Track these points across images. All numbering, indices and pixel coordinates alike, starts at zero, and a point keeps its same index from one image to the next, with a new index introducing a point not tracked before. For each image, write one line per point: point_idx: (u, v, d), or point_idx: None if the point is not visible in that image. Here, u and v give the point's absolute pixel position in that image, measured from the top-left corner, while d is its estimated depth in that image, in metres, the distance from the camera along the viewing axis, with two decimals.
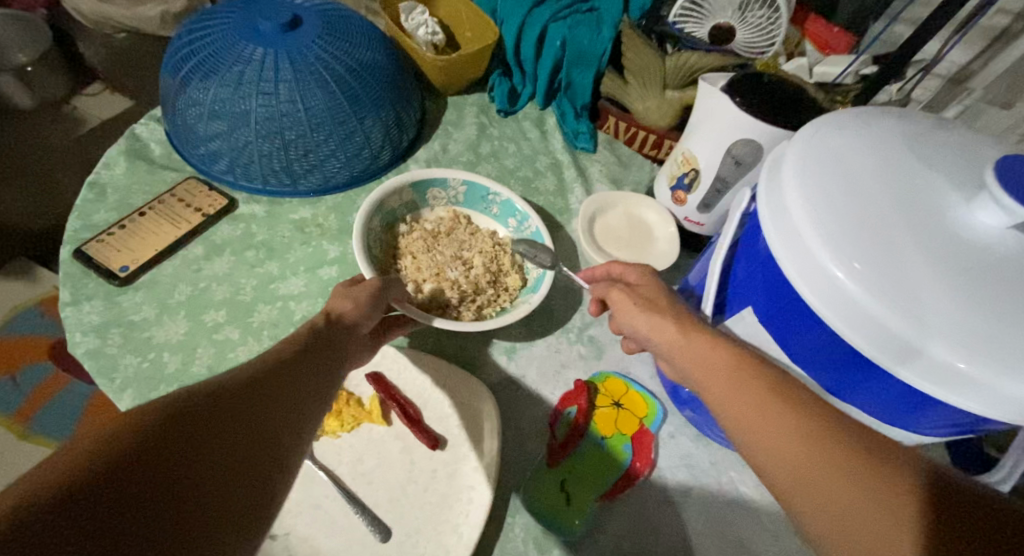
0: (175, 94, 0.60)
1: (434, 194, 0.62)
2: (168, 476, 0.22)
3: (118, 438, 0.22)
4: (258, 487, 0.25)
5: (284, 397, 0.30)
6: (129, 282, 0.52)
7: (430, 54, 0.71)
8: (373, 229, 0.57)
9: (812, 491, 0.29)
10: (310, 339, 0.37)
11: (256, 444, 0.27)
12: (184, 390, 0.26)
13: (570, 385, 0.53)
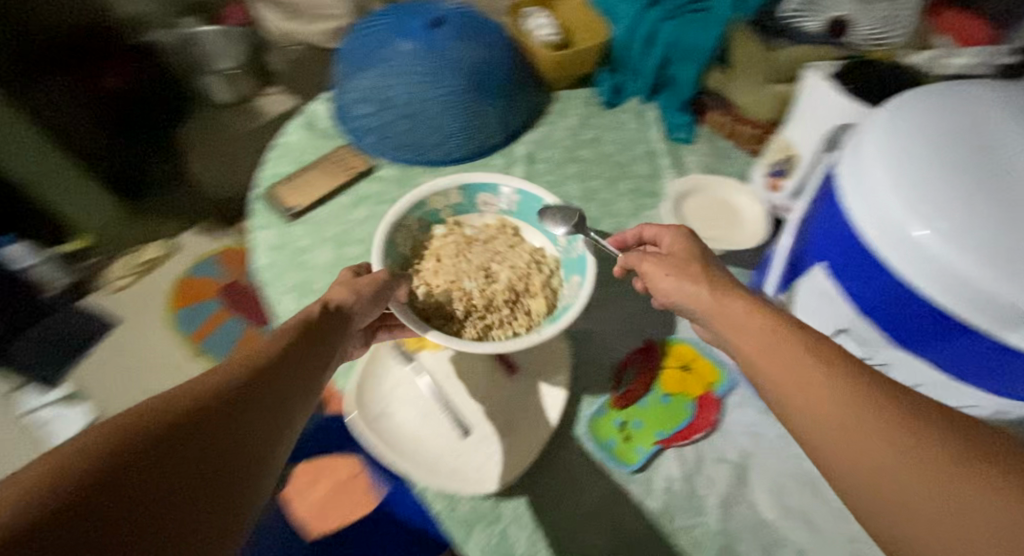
0: (343, 81, 0.76)
1: (483, 200, 0.60)
2: (186, 449, 0.24)
3: (130, 425, 0.23)
4: (243, 490, 0.25)
5: (267, 402, 0.30)
6: (297, 219, 0.67)
7: (547, 51, 0.79)
8: (404, 225, 0.56)
9: (861, 457, 0.25)
10: (292, 339, 0.37)
11: (256, 418, 0.28)
12: (157, 405, 0.25)
13: (640, 344, 0.57)
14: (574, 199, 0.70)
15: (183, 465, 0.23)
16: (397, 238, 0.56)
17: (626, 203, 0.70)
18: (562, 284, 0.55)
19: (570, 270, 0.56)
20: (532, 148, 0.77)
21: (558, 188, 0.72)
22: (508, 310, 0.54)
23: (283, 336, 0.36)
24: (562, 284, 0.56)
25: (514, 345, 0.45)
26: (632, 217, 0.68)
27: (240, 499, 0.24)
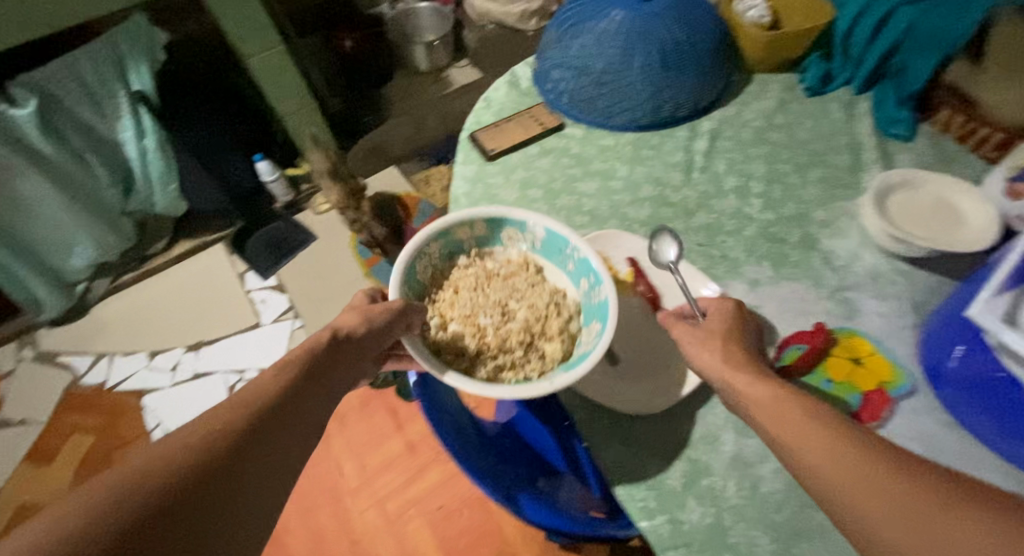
0: (547, 46, 0.82)
1: (510, 235, 0.61)
2: (207, 491, 0.32)
3: (159, 476, 0.31)
4: (247, 526, 0.33)
5: (267, 447, 0.37)
6: (492, 159, 0.76)
7: (757, 31, 0.77)
8: (428, 254, 0.58)
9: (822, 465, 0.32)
10: (298, 376, 0.43)
11: (264, 457, 0.37)
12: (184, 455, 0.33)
13: (807, 327, 0.54)
14: (757, 179, 0.68)
15: (207, 506, 0.31)
16: (420, 266, 0.58)
17: (815, 192, 0.66)
18: (579, 329, 0.57)
19: (589, 316, 0.56)
20: (719, 126, 0.76)
21: (742, 166, 0.70)
22: (520, 353, 0.56)
23: (291, 368, 0.44)
24: (580, 329, 0.57)
25: (517, 393, 0.46)
26: (819, 206, 0.64)
27: (249, 529, 0.33)
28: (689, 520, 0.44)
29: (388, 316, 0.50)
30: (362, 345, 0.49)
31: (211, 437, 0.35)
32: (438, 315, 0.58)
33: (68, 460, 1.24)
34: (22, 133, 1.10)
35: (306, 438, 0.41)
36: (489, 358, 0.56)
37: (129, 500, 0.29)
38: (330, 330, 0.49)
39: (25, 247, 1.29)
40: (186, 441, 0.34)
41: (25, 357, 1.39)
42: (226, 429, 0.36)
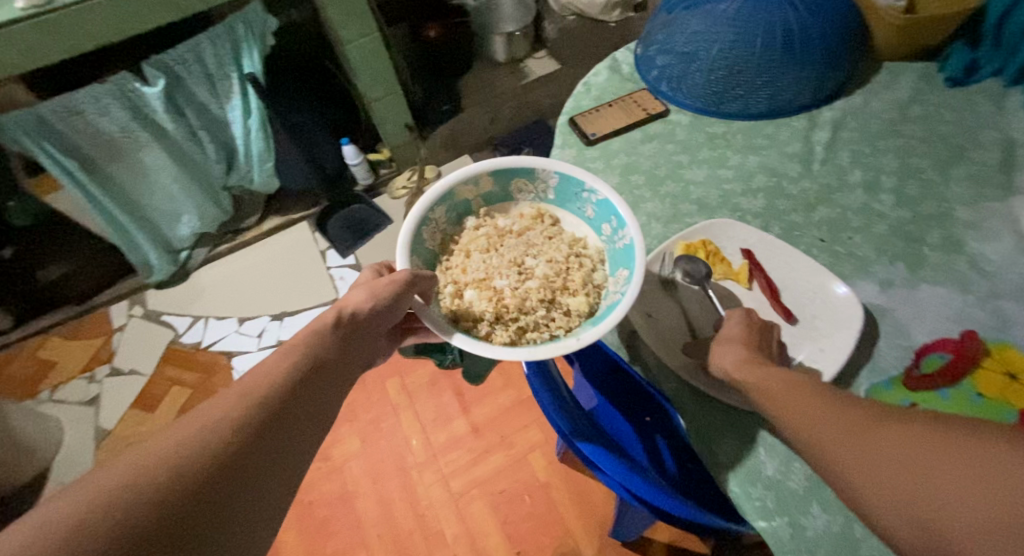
0: (655, 30, 0.79)
1: (520, 188, 0.60)
2: (222, 476, 0.32)
3: (154, 468, 0.30)
4: (260, 508, 0.33)
5: (273, 428, 0.37)
6: (592, 144, 0.74)
7: (895, 14, 0.70)
8: (435, 220, 0.57)
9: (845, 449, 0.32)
10: (306, 356, 0.43)
11: (279, 436, 0.36)
12: (179, 444, 0.32)
13: (953, 334, 0.49)
14: (887, 174, 0.63)
15: (209, 498, 0.31)
16: (428, 233, 0.57)
17: (958, 189, 0.60)
18: (605, 280, 0.56)
19: (614, 264, 0.55)
20: (842, 116, 0.70)
21: (870, 159, 0.65)
22: (543, 310, 0.55)
23: (302, 346, 0.43)
24: (605, 280, 0.56)
25: (542, 354, 0.45)
26: (964, 205, 0.58)
27: (260, 513, 0.33)
28: (813, 526, 0.42)
29: (394, 287, 0.49)
30: (374, 320, 0.49)
31: (222, 418, 0.35)
32: (454, 281, 0.57)
33: (169, 409, 1.36)
34: (149, 109, 1.20)
35: (321, 418, 0.41)
36: (514, 318, 0.55)
37: (136, 488, 0.29)
38: (338, 309, 0.48)
39: (140, 214, 1.41)
40: (195, 424, 0.34)
41: (134, 315, 1.53)
42: (236, 409, 0.36)
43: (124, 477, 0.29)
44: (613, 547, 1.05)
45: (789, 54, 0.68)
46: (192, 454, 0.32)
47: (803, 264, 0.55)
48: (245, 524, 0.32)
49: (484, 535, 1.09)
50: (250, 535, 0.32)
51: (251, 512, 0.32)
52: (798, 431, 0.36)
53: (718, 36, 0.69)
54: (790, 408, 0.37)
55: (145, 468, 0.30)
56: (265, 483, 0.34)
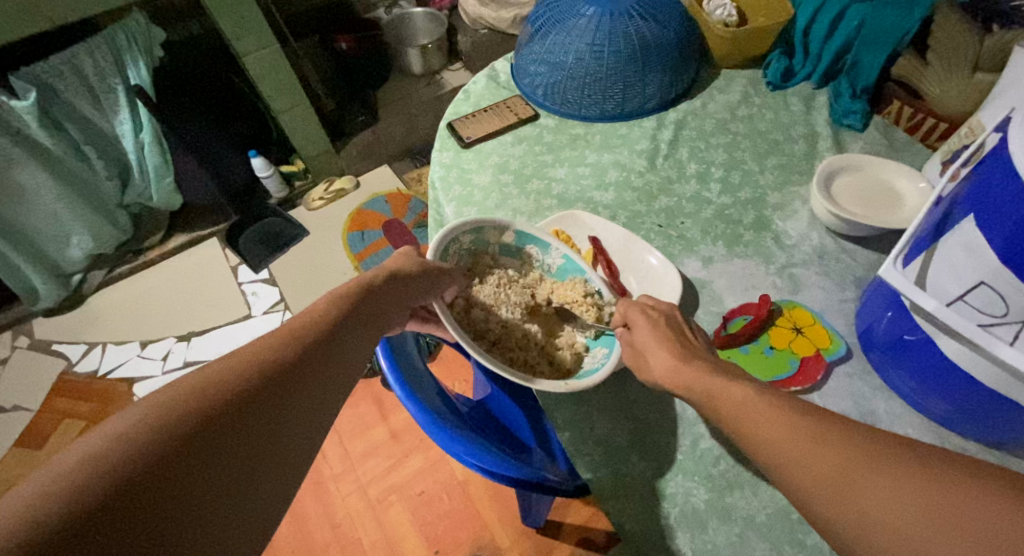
0: (524, 41, 0.84)
1: (532, 252, 0.62)
2: (256, 406, 0.31)
3: (200, 394, 0.29)
4: (293, 446, 0.31)
5: (314, 371, 0.36)
6: (467, 146, 0.78)
7: (721, 28, 0.80)
8: (460, 241, 0.58)
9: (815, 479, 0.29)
10: (349, 305, 0.43)
11: (310, 380, 0.35)
12: (228, 374, 0.31)
13: (754, 300, 0.58)
14: (717, 166, 0.72)
15: (249, 429, 0.30)
16: (450, 253, 0.57)
17: (771, 177, 0.70)
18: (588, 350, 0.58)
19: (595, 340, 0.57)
20: (684, 117, 0.79)
21: (704, 154, 0.74)
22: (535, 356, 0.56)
23: (341, 300, 0.43)
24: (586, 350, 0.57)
25: (546, 386, 0.49)
26: (774, 191, 0.68)
27: (293, 452, 0.31)
28: (632, 473, 0.49)
29: (437, 268, 0.53)
30: (413, 286, 0.49)
31: (253, 358, 0.33)
32: (464, 296, 0.57)
33: (60, 443, 1.25)
34: (22, 125, 1.14)
35: (356, 369, 0.40)
36: (505, 347, 0.56)
37: (168, 419, 0.27)
38: (385, 270, 0.49)
39: (21, 237, 1.32)
40: (225, 361, 0.32)
41: (20, 345, 1.42)
42: (270, 353, 0.34)
43: (174, 400, 0.28)
44: (527, 536, 1.04)
45: (633, 66, 0.76)
46: (224, 391, 0.30)
47: (639, 248, 0.63)
48: (276, 465, 0.30)
49: (402, 539, 1.06)
50: (281, 471, 0.30)
51: (282, 453, 0.31)
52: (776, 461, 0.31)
53: (573, 51, 0.77)
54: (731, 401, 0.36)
55: (176, 400, 0.28)
56: (297, 423, 0.32)
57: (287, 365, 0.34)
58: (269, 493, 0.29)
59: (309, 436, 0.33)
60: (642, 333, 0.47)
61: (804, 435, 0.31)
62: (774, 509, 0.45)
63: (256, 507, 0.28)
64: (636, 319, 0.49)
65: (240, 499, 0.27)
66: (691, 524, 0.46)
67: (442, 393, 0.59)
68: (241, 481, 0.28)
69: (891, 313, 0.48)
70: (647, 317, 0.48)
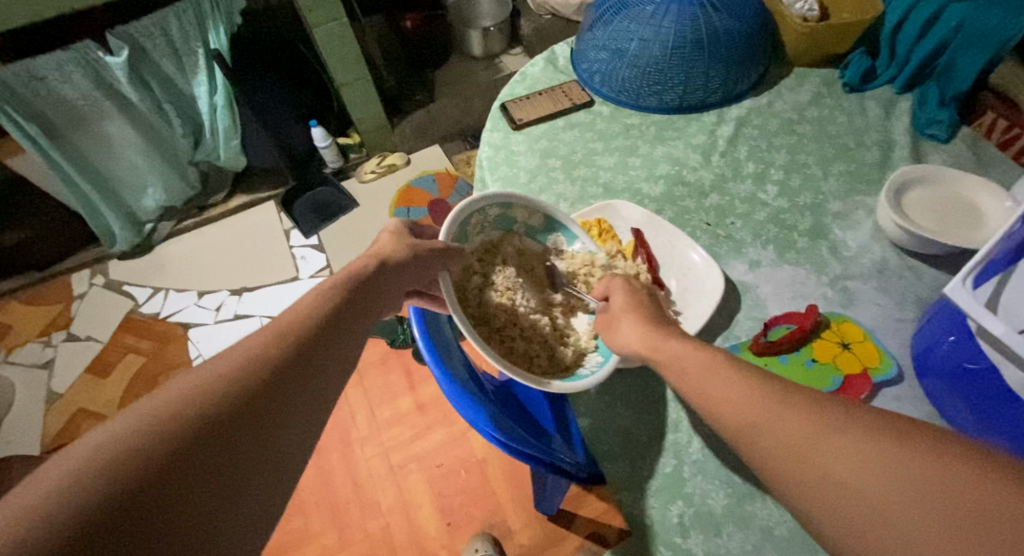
0: (587, 25, 0.82)
1: (555, 242, 0.62)
2: (252, 406, 0.31)
3: (192, 399, 0.29)
4: (293, 439, 0.32)
5: (308, 369, 0.36)
6: (518, 129, 0.78)
7: (799, 22, 0.75)
8: (484, 214, 0.57)
9: (779, 441, 0.29)
10: (341, 300, 0.42)
11: (303, 376, 0.35)
12: (218, 378, 0.31)
13: (800, 309, 0.55)
14: (777, 167, 0.68)
15: (247, 426, 0.30)
16: (472, 224, 0.57)
17: (835, 184, 0.65)
18: (593, 350, 0.55)
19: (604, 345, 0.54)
20: (747, 114, 0.75)
21: (764, 154, 0.70)
22: (538, 344, 0.54)
23: (331, 294, 0.42)
24: (590, 348, 0.55)
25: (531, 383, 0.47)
26: (836, 198, 0.64)
27: (295, 442, 0.32)
28: (649, 468, 0.48)
29: (430, 251, 0.50)
30: (405, 274, 0.48)
31: (239, 361, 0.33)
32: (481, 274, 0.56)
33: (121, 375, 1.36)
34: (114, 80, 1.23)
35: (349, 360, 0.40)
36: (507, 336, 0.54)
37: (161, 427, 0.27)
38: (376, 258, 0.48)
39: (104, 183, 1.42)
40: (211, 367, 0.32)
41: (95, 283, 1.54)
42: (257, 355, 0.34)
43: (165, 410, 0.28)
44: (538, 522, 1.05)
45: (699, 57, 0.72)
46: (210, 397, 0.30)
47: (685, 242, 0.61)
48: (276, 461, 0.31)
49: (417, 506, 1.09)
50: (281, 463, 0.31)
51: (282, 453, 0.31)
52: (761, 452, 0.29)
53: (635, 36, 0.73)
54: (715, 383, 0.34)
55: (163, 411, 0.28)
56: (293, 418, 0.33)
57: (280, 366, 0.34)
58: (270, 488, 0.30)
59: (306, 432, 0.33)
60: (619, 300, 0.49)
61: (780, 416, 0.29)
62: (796, 524, 0.43)
63: (258, 502, 0.29)
64: (615, 288, 0.50)
65: (240, 498, 0.28)
66: (705, 526, 0.44)
67: (470, 368, 0.59)
68: (244, 476, 0.29)
69: (953, 337, 0.44)
70: (625, 284, 0.50)
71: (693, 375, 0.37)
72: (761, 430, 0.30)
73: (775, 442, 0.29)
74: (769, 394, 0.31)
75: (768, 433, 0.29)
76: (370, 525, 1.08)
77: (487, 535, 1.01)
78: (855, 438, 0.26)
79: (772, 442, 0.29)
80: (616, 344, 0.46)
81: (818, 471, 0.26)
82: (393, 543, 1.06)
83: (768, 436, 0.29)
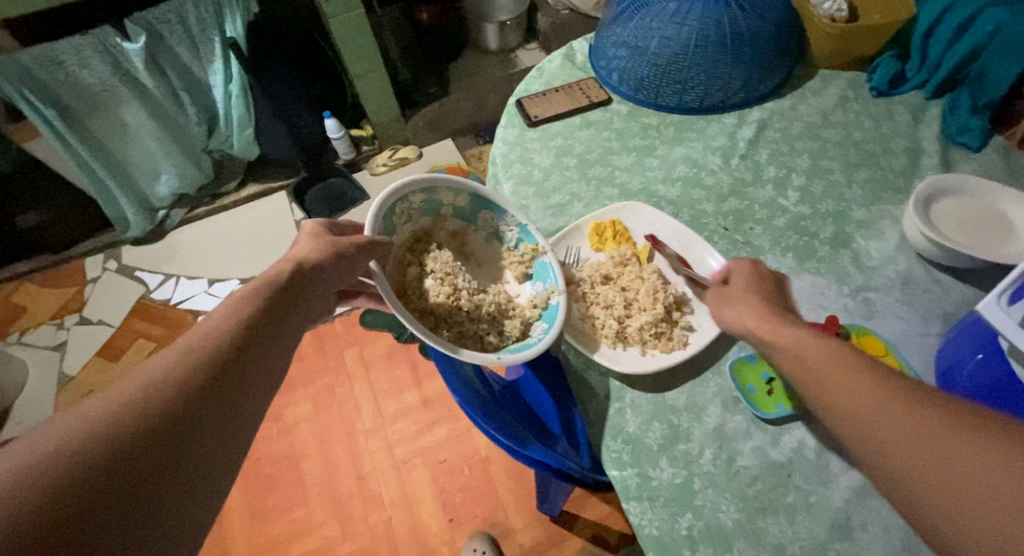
0: (607, 21, 0.80)
1: (487, 218, 0.60)
2: (163, 433, 0.29)
3: (83, 433, 0.27)
4: (211, 464, 0.30)
5: (229, 385, 0.34)
6: (533, 125, 0.76)
7: (827, 24, 0.73)
8: (408, 204, 0.55)
9: (896, 441, 0.30)
10: (270, 309, 0.40)
11: (225, 396, 0.33)
12: (116, 406, 0.29)
13: (819, 320, 0.53)
14: (799, 172, 0.66)
15: (156, 456, 0.28)
16: (398, 215, 0.55)
17: (859, 192, 0.63)
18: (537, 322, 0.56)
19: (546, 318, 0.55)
20: (769, 116, 0.73)
21: (786, 158, 0.68)
22: (484, 324, 0.55)
23: (256, 300, 0.40)
24: (535, 320, 0.56)
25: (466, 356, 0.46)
26: (860, 206, 0.62)
27: (217, 466, 0.31)
28: (659, 478, 0.47)
29: (354, 247, 0.48)
30: (326, 277, 0.45)
31: (144, 385, 0.30)
32: (416, 264, 0.55)
33: (132, 359, 1.37)
34: (130, 66, 1.23)
35: (278, 375, 0.38)
36: (454, 322, 0.54)
37: (47, 466, 0.25)
38: (293, 261, 0.45)
39: (119, 169, 1.43)
40: (111, 393, 0.29)
41: (108, 268, 1.55)
42: (164, 376, 0.32)
43: (51, 446, 0.26)
44: (540, 522, 1.04)
45: (721, 56, 0.70)
46: (109, 429, 0.28)
47: (702, 246, 0.59)
48: (195, 491, 0.29)
49: (420, 501, 1.09)
50: (202, 490, 0.29)
51: (201, 480, 0.30)
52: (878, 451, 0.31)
53: (657, 33, 0.71)
54: (826, 377, 0.36)
55: (48, 447, 0.26)
56: (214, 441, 0.31)
57: (193, 385, 0.32)
58: (189, 519, 0.28)
59: (234, 449, 0.32)
60: (739, 280, 0.50)
61: (901, 415, 0.31)
62: (809, 543, 0.42)
63: (176, 535, 0.27)
64: (740, 270, 0.51)
65: (151, 533, 0.27)
66: (715, 541, 0.43)
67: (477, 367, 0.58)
68: (156, 511, 0.27)
69: (982, 355, 0.43)
70: (751, 268, 0.50)
71: (811, 361, 0.37)
72: (886, 436, 0.31)
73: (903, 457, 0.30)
74: (886, 390, 0.33)
75: (887, 433, 0.31)
76: (372, 519, 1.08)
77: (487, 534, 1.00)
78: (975, 438, 0.28)
79: (882, 432, 0.31)
80: (728, 319, 0.47)
81: (939, 469, 0.28)
82: (394, 538, 1.06)
83: (887, 436, 0.31)
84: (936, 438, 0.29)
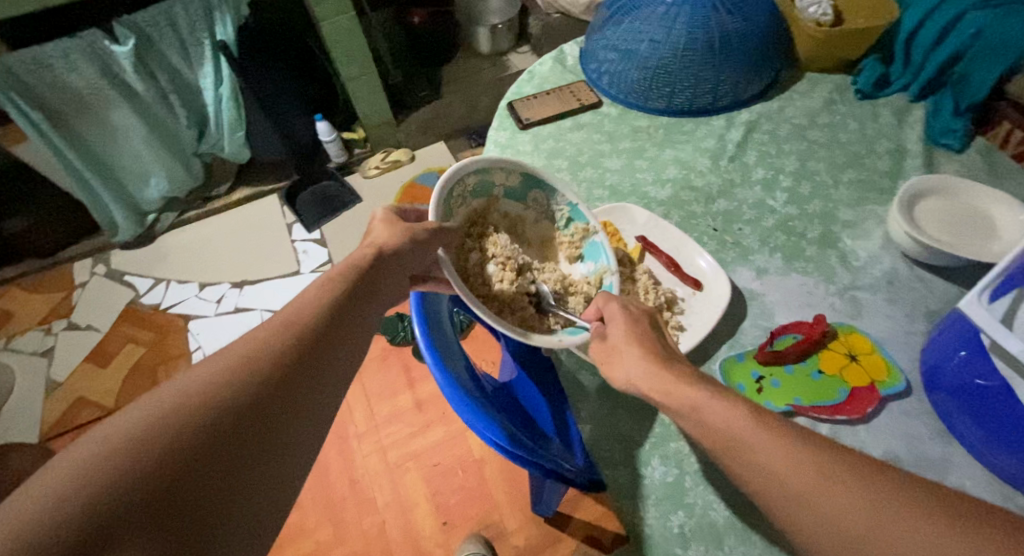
0: (597, 24, 0.81)
1: (536, 198, 0.61)
2: (241, 429, 0.29)
3: (172, 421, 0.27)
4: (280, 467, 0.30)
5: (296, 387, 0.34)
6: (524, 128, 0.77)
7: (812, 26, 0.74)
8: (464, 186, 0.55)
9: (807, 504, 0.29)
10: (333, 311, 0.40)
11: (294, 391, 0.34)
12: (202, 397, 0.29)
13: (807, 319, 0.54)
14: (786, 174, 0.67)
15: (233, 453, 0.28)
16: (454, 198, 0.54)
17: (846, 192, 0.64)
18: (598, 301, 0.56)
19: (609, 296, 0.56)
20: (757, 118, 0.74)
21: (774, 159, 0.69)
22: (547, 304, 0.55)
23: (323, 301, 0.41)
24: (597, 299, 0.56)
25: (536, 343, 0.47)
26: (846, 207, 0.63)
27: (285, 468, 0.31)
28: (651, 477, 0.47)
29: (427, 232, 0.49)
30: (400, 262, 0.48)
31: (223, 378, 0.31)
32: (475, 248, 0.55)
33: (121, 364, 1.36)
34: (119, 69, 1.23)
35: (342, 376, 0.38)
36: (518, 305, 0.53)
37: (138, 452, 0.25)
38: (373, 248, 0.48)
39: (108, 172, 1.42)
40: (193, 383, 0.30)
41: (97, 272, 1.53)
42: (239, 373, 0.32)
43: (141, 434, 0.26)
44: (534, 523, 1.04)
45: (710, 60, 0.71)
46: (195, 418, 0.28)
47: (692, 246, 0.60)
48: (265, 493, 0.29)
49: (414, 504, 1.08)
50: (271, 492, 0.29)
51: (272, 481, 0.30)
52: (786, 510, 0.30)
53: (646, 37, 0.72)
54: (727, 423, 0.33)
55: (139, 433, 0.26)
56: (283, 442, 0.31)
57: (268, 382, 0.32)
58: (259, 520, 0.28)
59: (299, 452, 0.32)
60: (614, 329, 0.46)
61: (812, 471, 0.29)
62: None
63: (246, 535, 0.27)
64: (614, 313, 0.47)
65: (227, 530, 0.26)
66: (707, 538, 0.43)
67: (469, 367, 0.58)
68: (231, 508, 0.27)
69: (965, 351, 0.44)
70: (624, 314, 0.47)
71: (711, 416, 0.34)
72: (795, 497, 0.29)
73: (816, 534, 0.28)
74: (794, 447, 0.31)
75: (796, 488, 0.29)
76: (366, 522, 1.07)
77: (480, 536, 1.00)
78: (883, 500, 0.27)
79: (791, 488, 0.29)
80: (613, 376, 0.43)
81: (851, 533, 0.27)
82: (388, 541, 1.05)
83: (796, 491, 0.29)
84: (844, 499, 0.28)
